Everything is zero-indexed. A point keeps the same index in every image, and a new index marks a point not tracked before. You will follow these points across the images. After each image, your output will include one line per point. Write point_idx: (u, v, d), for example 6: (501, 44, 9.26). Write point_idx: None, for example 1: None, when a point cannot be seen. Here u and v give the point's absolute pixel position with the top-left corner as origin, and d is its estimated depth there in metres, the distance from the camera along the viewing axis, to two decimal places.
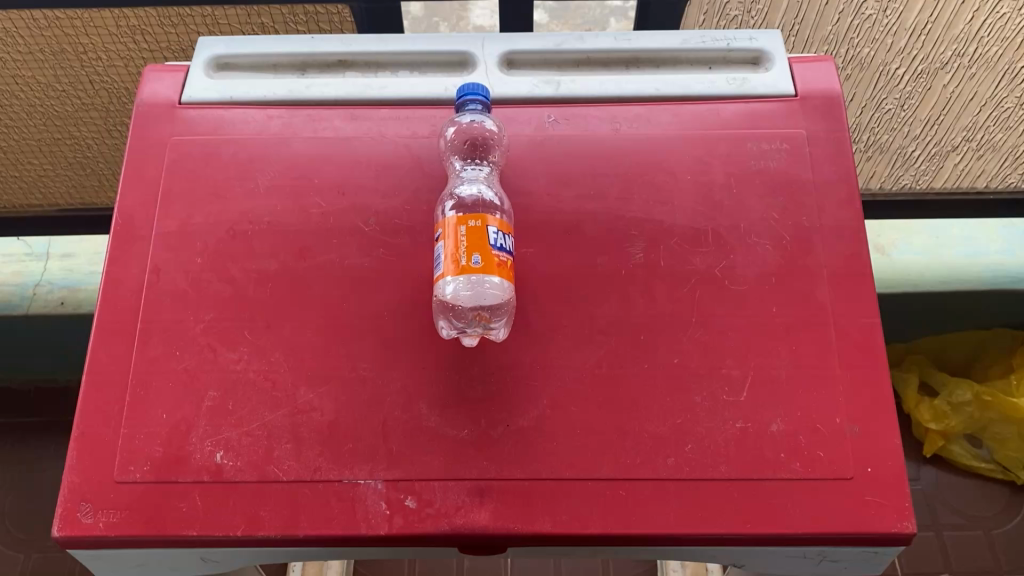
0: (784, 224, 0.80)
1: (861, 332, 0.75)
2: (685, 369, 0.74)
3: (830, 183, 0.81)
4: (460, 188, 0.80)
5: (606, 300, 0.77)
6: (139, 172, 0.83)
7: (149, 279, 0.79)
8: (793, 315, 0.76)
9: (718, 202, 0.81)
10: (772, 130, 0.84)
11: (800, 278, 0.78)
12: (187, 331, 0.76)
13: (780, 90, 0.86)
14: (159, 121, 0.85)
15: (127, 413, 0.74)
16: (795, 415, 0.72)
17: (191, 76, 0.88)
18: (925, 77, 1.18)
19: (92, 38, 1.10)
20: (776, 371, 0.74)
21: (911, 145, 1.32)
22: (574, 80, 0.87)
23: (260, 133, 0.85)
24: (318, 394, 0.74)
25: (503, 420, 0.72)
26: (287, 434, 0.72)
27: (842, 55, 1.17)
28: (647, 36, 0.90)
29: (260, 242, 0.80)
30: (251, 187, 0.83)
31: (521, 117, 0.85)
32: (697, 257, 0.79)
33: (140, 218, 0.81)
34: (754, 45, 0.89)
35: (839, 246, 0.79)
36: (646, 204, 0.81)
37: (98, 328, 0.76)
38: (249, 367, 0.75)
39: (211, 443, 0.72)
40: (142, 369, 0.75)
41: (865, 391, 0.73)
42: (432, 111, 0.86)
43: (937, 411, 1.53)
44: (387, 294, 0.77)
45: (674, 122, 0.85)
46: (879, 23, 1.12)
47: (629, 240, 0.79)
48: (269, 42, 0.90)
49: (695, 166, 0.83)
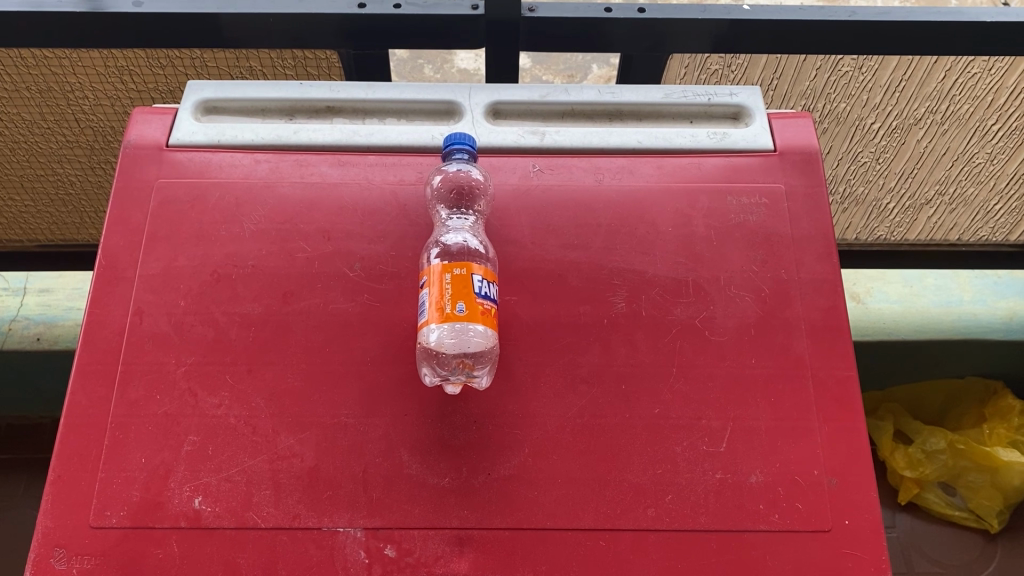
0: (763, 277, 0.81)
1: (838, 385, 0.77)
2: (666, 420, 0.75)
3: (808, 237, 0.83)
4: (446, 236, 0.81)
5: (589, 349, 0.78)
6: (124, 214, 0.83)
7: (131, 321, 0.78)
8: (772, 367, 0.77)
9: (699, 254, 0.82)
10: (753, 184, 0.86)
11: (778, 330, 0.79)
12: (168, 375, 0.76)
13: (760, 145, 0.88)
14: (146, 163, 0.86)
15: (105, 457, 0.73)
16: (773, 467, 0.73)
17: (179, 119, 0.88)
18: (899, 132, 1.21)
19: (79, 77, 1.10)
20: (754, 422, 0.75)
21: (886, 198, 1.35)
22: (559, 131, 0.89)
23: (247, 177, 0.86)
24: (299, 440, 0.74)
25: (484, 469, 0.72)
26: (267, 480, 0.72)
27: (818, 110, 1.20)
28: (630, 90, 0.92)
29: (244, 286, 0.80)
30: (236, 231, 0.83)
31: (507, 167, 0.86)
32: (678, 307, 0.80)
33: (124, 260, 0.81)
34: (735, 100, 0.91)
35: (817, 300, 0.80)
36: (628, 255, 0.82)
37: (78, 370, 0.76)
38: (230, 412, 0.75)
39: (189, 488, 0.72)
40: (122, 412, 0.75)
41: (842, 445, 0.74)
42: (419, 158, 0.87)
43: (911, 458, 1.53)
44: (370, 341, 0.78)
45: (656, 175, 0.87)
46: (856, 79, 1.15)
47: (612, 290, 0.80)
48: (258, 87, 0.91)
49: (677, 218, 0.84)
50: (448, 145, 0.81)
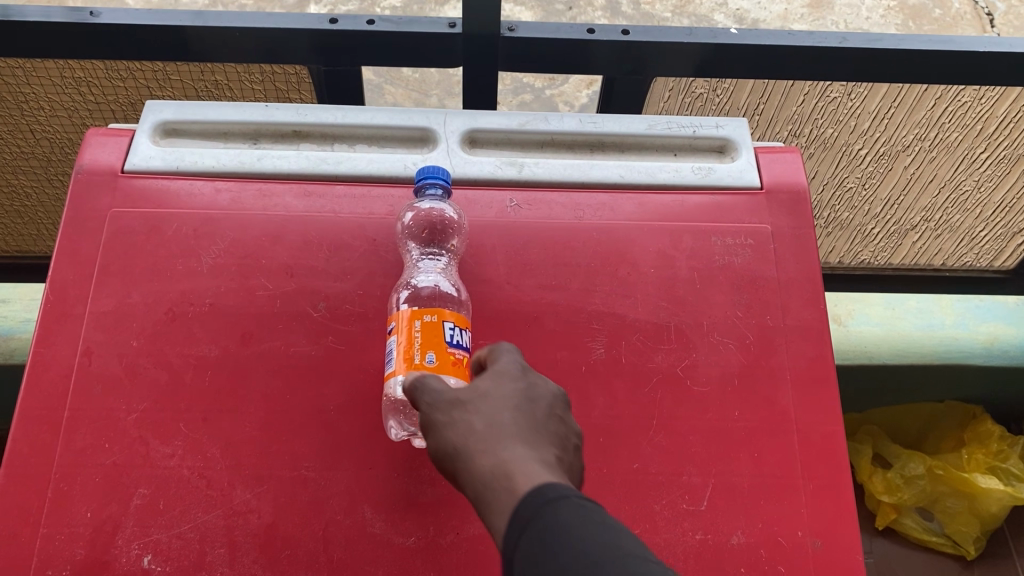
0: (747, 323, 0.78)
1: (823, 440, 0.74)
2: (645, 476, 0.71)
3: (795, 281, 0.80)
4: (418, 278, 0.77)
5: (565, 399, 0.74)
6: (75, 244, 0.78)
7: (79, 362, 0.73)
8: (756, 420, 0.74)
9: (681, 297, 0.79)
10: (738, 224, 0.82)
11: (763, 380, 0.75)
12: (117, 422, 0.72)
13: (746, 182, 0.84)
14: (99, 191, 0.81)
15: (47, 510, 0.68)
16: (756, 527, 0.70)
17: (136, 143, 0.83)
18: (886, 159, 1.18)
19: (34, 88, 1.05)
20: (737, 478, 0.72)
21: (871, 223, 1.31)
22: (537, 163, 0.85)
23: (207, 207, 0.81)
24: (257, 494, 0.70)
25: (452, 528, 0.69)
26: (222, 537, 0.68)
27: (805, 135, 1.17)
28: (613, 119, 0.88)
29: (201, 326, 0.75)
30: (193, 266, 0.78)
31: (483, 200, 0.82)
32: (659, 354, 0.76)
33: (73, 295, 0.76)
34: (720, 133, 0.87)
35: (803, 348, 0.77)
36: (608, 296, 0.78)
37: (20, 416, 0.71)
38: (184, 463, 0.70)
39: (138, 545, 0.68)
40: (66, 461, 0.70)
41: (827, 504, 0.71)
42: (390, 189, 0.83)
43: (890, 483, 1.50)
44: (334, 387, 0.74)
45: (637, 212, 0.83)
46: (844, 105, 1.11)
47: (591, 335, 0.76)
48: (220, 108, 0.86)
49: (659, 258, 0.80)
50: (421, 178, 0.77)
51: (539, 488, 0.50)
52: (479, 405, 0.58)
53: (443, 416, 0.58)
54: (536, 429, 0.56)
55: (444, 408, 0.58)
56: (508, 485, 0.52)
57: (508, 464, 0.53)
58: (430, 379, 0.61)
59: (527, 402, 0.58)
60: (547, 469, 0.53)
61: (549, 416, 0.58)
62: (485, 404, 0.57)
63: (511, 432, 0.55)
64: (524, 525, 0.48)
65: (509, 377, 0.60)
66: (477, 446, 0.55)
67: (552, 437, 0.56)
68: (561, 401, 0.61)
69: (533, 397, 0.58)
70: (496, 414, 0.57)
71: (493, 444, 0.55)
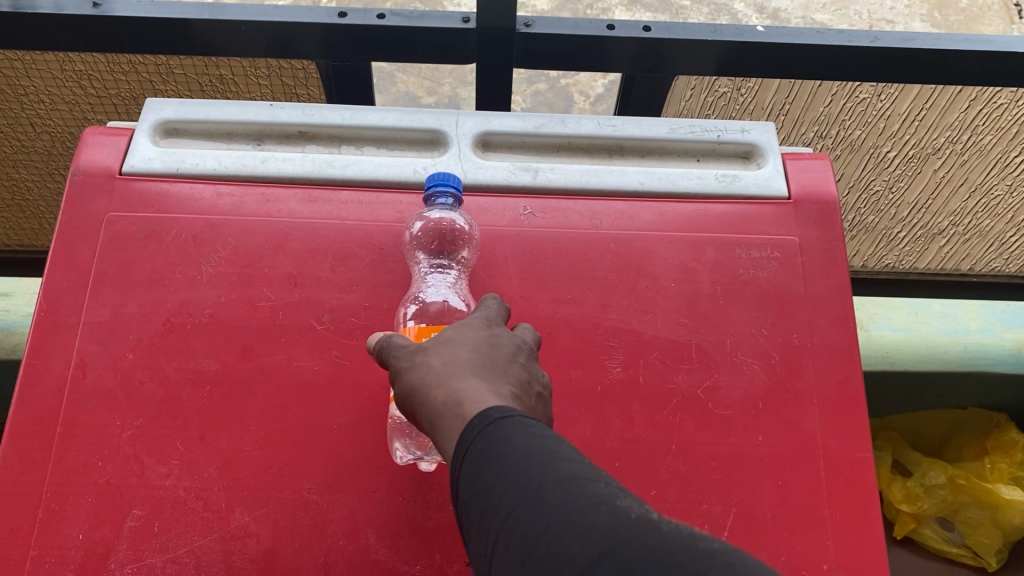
0: (772, 342, 0.74)
1: (851, 467, 0.70)
2: (663, 504, 0.67)
3: (823, 297, 0.76)
4: (426, 291, 0.75)
5: (580, 421, 0.70)
6: (69, 250, 0.75)
7: (72, 375, 0.70)
8: (780, 445, 0.70)
9: (703, 313, 0.75)
10: (764, 236, 0.78)
11: (789, 403, 0.72)
12: (111, 439, 0.68)
13: (773, 191, 0.80)
14: (96, 194, 0.77)
15: (37, 532, 0.65)
16: (779, 559, 0.66)
17: (135, 143, 0.80)
18: (915, 161, 1.13)
19: (34, 81, 1.01)
20: (759, 508, 0.68)
21: (897, 227, 1.27)
22: (553, 169, 0.81)
23: (208, 212, 0.77)
24: (256, 518, 0.66)
25: (459, 556, 0.66)
26: (218, 563, 0.65)
27: (831, 137, 1.12)
28: (633, 122, 0.83)
29: (199, 339, 0.72)
30: (193, 275, 0.75)
31: (496, 208, 0.79)
32: (679, 374, 0.72)
33: (67, 304, 0.73)
34: (746, 138, 0.83)
35: (831, 370, 0.73)
36: (625, 312, 0.75)
37: (11, 431, 0.68)
38: (180, 483, 0.67)
39: (131, 570, 0.65)
40: (58, 480, 0.67)
41: (855, 536, 0.68)
42: (399, 195, 0.79)
43: (909, 492, 1.47)
44: (338, 405, 0.70)
45: (658, 221, 0.79)
46: (873, 107, 1.07)
47: (607, 353, 0.73)
48: (222, 106, 0.83)
49: (680, 271, 0.77)
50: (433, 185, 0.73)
51: (482, 411, 0.48)
52: (439, 346, 0.56)
53: (404, 363, 0.56)
54: (494, 363, 0.54)
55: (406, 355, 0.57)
56: (459, 415, 0.50)
57: (462, 394, 0.51)
58: (395, 339, 0.60)
59: (489, 341, 0.56)
60: (498, 399, 0.50)
61: (514, 355, 0.55)
62: (445, 344, 0.55)
63: (467, 367, 0.53)
64: (465, 444, 0.47)
65: (473, 324, 0.58)
66: (432, 382, 0.53)
67: (511, 371, 0.54)
68: (531, 350, 0.58)
69: (496, 339, 0.56)
70: (455, 351, 0.55)
71: (447, 376, 0.52)
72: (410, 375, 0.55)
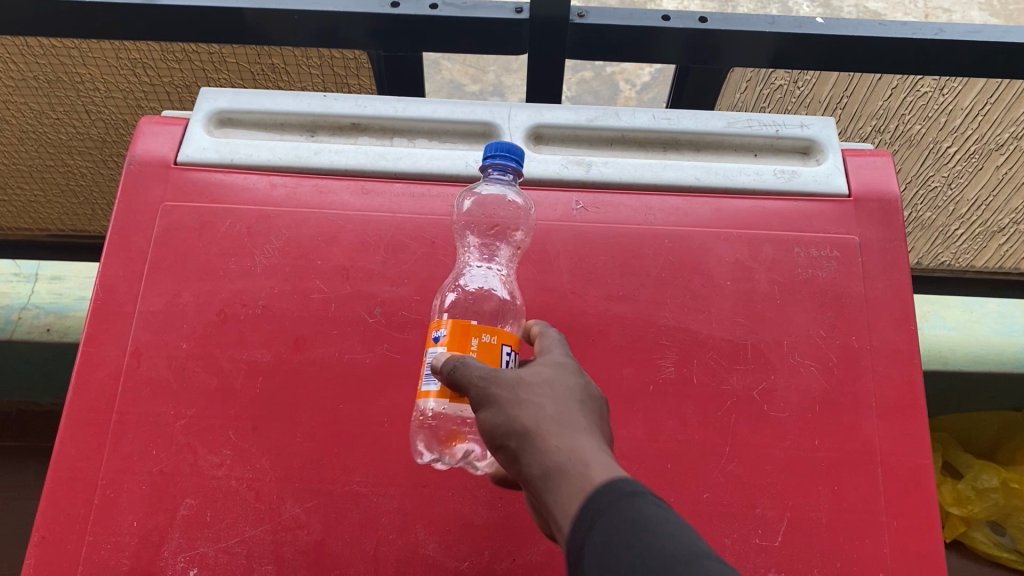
0: (831, 343, 0.72)
1: (910, 474, 0.68)
2: (716, 507, 0.67)
3: (884, 298, 0.74)
4: (467, 280, 0.75)
5: (631, 420, 0.69)
6: (126, 240, 0.76)
7: (128, 363, 0.71)
8: (836, 450, 0.69)
9: (759, 313, 0.73)
10: (823, 235, 0.77)
11: (846, 407, 0.70)
12: (165, 428, 0.69)
13: (833, 188, 0.78)
14: (152, 183, 0.78)
15: (93, 518, 0.66)
16: (834, 566, 0.65)
17: (190, 133, 0.80)
18: (977, 158, 1.09)
19: (89, 69, 1.02)
20: (814, 513, 0.67)
21: (955, 224, 1.23)
22: (606, 163, 0.80)
23: (262, 202, 0.78)
24: (306, 510, 0.67)
25: (508, 554, 0.66)
26: (269, 554, 0.65)
27: (889, 131, 1.09)
28: (689, 116, 0.82)
29: (252, 330, 0.72)
30: (246, 265, 0.75)
31: (548, 202, 0.78)
32: (734, 375, 0.71)
33: (123, 293, 0.74)
34: (805, 133, 0.81)
35: (891, 374, 0.71)
36: (679, 310, 0.73)
37: (68, 418, 0.69)
38: (232, 474, 0.68)
39: (183, 559, 0.65)
40: (114, 467, 0.68)
41: (913, 545, 0.66)
42: (451, 188, 0.79)
43: (960, 495, 1.41)
44: (388, 399, 0.70)
45: (714, 218, 0.77)
46: (935, 101, 1.03)
47: (660, 351, 0.72)
48: (275, 97, 0.83)
49: (736, 270, 0.75)
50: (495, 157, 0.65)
51: (618, 478, 0.45)
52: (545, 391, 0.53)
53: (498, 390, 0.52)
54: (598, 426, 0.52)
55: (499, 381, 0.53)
56: (582, 473, 0.47)
57: (586, 452, 0.48)
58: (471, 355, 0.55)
59: (587, 400, 0.54)
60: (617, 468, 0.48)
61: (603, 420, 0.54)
62: (551, 391, 0.53)
63: (581, 425, 0.51)
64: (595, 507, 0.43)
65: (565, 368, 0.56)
66: (547, 429, 0.50)
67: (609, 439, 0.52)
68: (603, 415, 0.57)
69: (591, 395, 0.54)
70: (564, 402, 0.52)
71: (564, 429, 0.50)
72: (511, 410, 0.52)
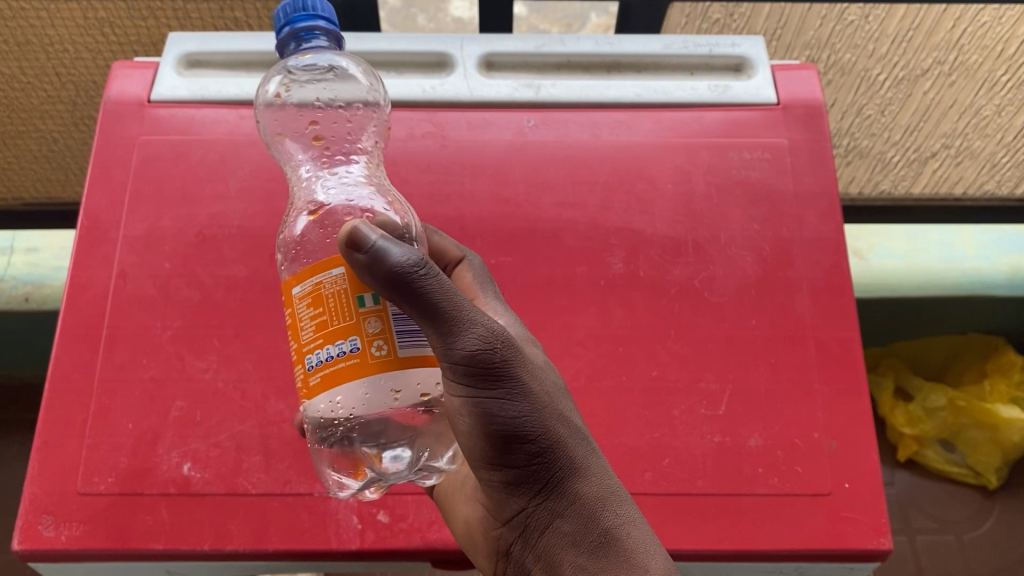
0: (764, 235, 0.79)
1: (839, 345, 0.75)
2: (664, 383, 0.73)
3: (810, 193, 0.81)
4: (318, 195, 0.67)
5: (584, 311, 0.75)
6: (106, 172, 0.81)
7: (115, 283, 0.76)
8: (772, 327, 0.75)
9: (698, 212, 0.80)
10: (754, 140, 0.83)
11: (779, 290, 0.77)
12: (153, 339, 0.74)
13: (762, 98, 0.85)
14: (127, 120, 0.83)
15: (91, 422, 0.71)
16: (772, 430, 0.72)
17: (161, 74, 0.85)
18: (905, 83, 1.17)
19: (58, 29, 1.07)
20: (753, 384, 0.73)
21: (890, 150, 1.29)
22: (554, 85, 0.85)
23: (231, 133, 0.83)
24: (289, 405, 0.72)
25: None
26: (257, 445, 0.71)
27: (823, 60, 1.17)
28: (628, 40, 0.88)
29: (230, 248, 0.78)
30: (221, 190, 0.80)
31: (501, 122, 0.84)
32: (677, 267, 0.77)
33: (107, 220, 0.79)
34: (737, 51, 0.87)
35: (819, 259, 0.78)
36: (625, 213, 0.80)
37: (62, 334, 0.74)
38: (218, 376, 0.73)
39: (178, 454, 0.71)
40: (107, 376, 0.73)
41: (843, 407, 0.73)
42: (409, 113, 0.83)
43: (911, 415, 1.37)
44: None
45: (655, 129, 0.84)
46: (862, 29, 1.11)
47: (609, 250, 0.78)
48: (241, 38, 0.88)
49: (676, 174, 0.82)
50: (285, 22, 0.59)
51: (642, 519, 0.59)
52: (559, 397, 0.60)
53: (524, 403, 0.56)
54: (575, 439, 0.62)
55: (522, 394, 0.56)
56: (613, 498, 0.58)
57: (611, 480, 0.59)
58: (481, 330, 0.54)
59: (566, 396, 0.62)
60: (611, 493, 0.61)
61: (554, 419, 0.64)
62: (560, 394, 0.60)
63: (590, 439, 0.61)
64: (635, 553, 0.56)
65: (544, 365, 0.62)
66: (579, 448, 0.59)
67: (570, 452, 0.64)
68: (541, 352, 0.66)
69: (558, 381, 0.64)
70: (571, 413, 0.60)
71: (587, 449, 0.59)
72: (536, 431, 0.56)
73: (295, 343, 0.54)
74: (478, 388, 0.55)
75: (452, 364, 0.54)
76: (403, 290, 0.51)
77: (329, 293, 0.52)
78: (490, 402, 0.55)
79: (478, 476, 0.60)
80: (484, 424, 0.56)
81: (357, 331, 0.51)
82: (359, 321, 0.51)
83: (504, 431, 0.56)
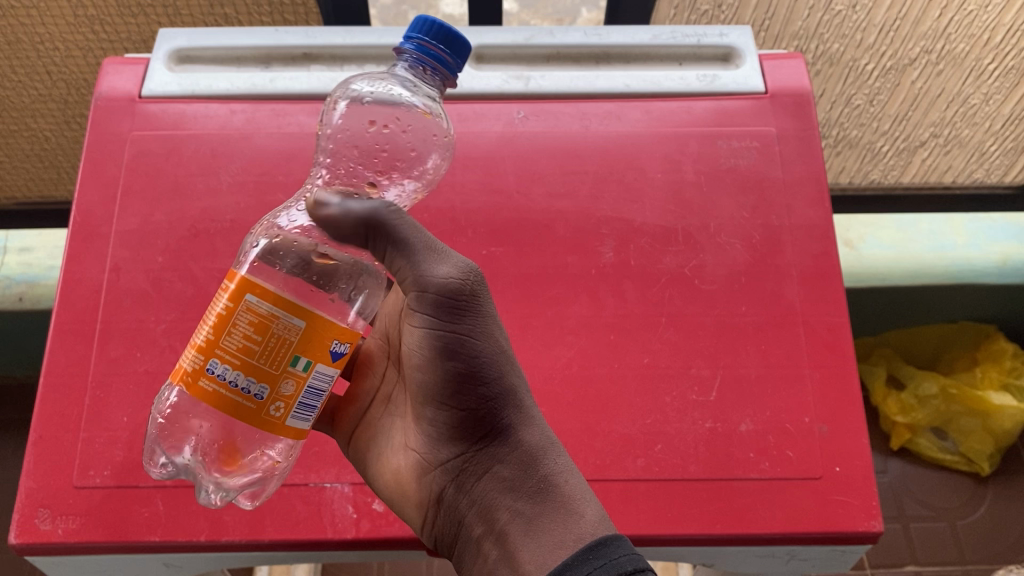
0: (753, 223, 0.80)
1: (828, 331, 0.76)
2: (655, 369, 0.74)
3: (799, 181, 0.82)
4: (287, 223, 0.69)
5: (576, 300, 0.76)
6: (98, 168, 0.81)
7: (108, 278, 0.76)
8: (762, 314, 0.76)
9: (688, 201, 0.81)
10: (743, 128, 0.84)
11: (768, 277, 0.77)
12: (148, 332, 0.74)
13: (751, 87, 0.86)
14: (119, 116, 0.83)
15: (86, 416, 0.72)
16: (764, 415, 0.72)
17: (152, 69, 0.86)
18: (893, 73, 1.17)
19: (48, 28, 1.07)
20: (744, 370, 0.74)
21: (880, 140, 1.30)
22: (544, 76, 0.86)
23: (223, 128, 0.83)
24: None
25: None
26: None
27: (811, 51, 1.17)
28: (616, 32, 0.89)
29: (223, 242, 0.78)
30: (213, 184, 0.81)
31: (491, 114, 0.84)
32: (667, 256, 0.78)
33: (99, 215, 0.79)
34: (724, 41, 0.88)
35: (807, 246, 0.79)
36: (616, 202, 0.80)
37: (56, 329, 0.75)
38: None
39: None
40: (102, 370, 0.73)
41: (833, 392, 0.74)
42: None
43: (903, 404, 1.39)
44: None
45: (644, 119, 0.84)
46: (850, 19, 1.11)
47: (600, 239, 0.79)
48: (232, 34, 0.88)
49: (666, 163, 0.82)
50: (406, 37, 0.58)
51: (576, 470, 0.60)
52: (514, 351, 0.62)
53: (484, 343, 0.58)
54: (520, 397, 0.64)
55: (482, 330, 0.58)
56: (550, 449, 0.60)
57: (550, 434, 0.61)
58: (449, 267, 0.57)
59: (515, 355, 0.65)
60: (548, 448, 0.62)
61: None
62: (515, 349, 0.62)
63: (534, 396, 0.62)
64: (570, 497, 0.57)
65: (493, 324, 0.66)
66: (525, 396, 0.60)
67: None
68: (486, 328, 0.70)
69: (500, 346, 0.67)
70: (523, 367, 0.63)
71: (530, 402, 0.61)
72: (490, 372, 0.58)
73: (213, 333, 0.54)
74: (442, 320, 0.57)
75: (422, 293, 0.57)
76: (374, 232, 0.57)
77: (276, 333, 0.53)
78: (452, 332, 0.57)
79: (425, 416, 0.61)
80: (443, 355, 0.58)
81: (273, 385, 0.54)
82: (280, 376, 0.54)
83: (462, 366, 0.58)
